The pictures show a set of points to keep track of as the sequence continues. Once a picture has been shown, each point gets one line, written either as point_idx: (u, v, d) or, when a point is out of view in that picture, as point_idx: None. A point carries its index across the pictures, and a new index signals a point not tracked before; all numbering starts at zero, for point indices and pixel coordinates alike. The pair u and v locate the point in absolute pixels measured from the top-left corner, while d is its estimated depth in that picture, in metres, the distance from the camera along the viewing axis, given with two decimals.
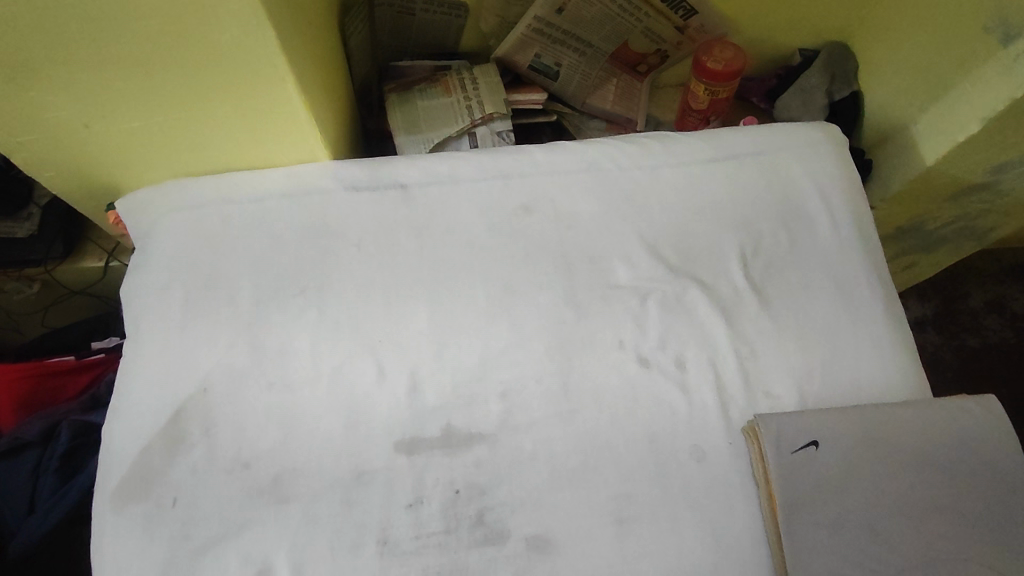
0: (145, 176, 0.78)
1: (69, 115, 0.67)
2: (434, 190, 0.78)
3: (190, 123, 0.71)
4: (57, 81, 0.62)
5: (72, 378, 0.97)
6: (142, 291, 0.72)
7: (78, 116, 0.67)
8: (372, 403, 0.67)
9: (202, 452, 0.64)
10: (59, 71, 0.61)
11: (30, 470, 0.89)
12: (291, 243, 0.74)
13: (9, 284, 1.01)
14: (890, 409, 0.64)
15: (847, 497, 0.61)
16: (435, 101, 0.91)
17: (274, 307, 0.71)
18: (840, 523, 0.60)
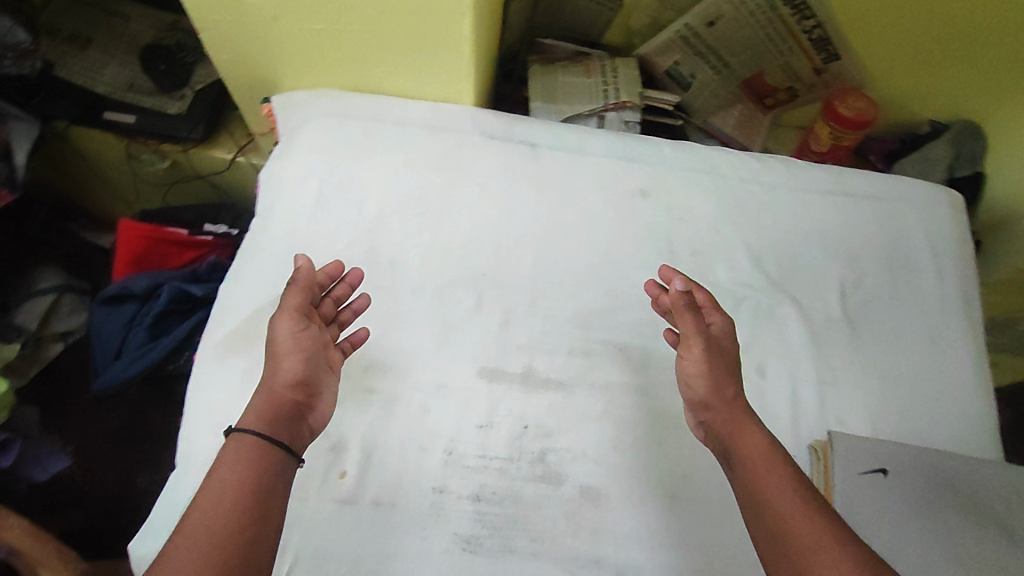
0: (305, 78, 0.85)
1: (265, 5, 0.73)
2: (562, 154, 0.82)
3: (363, 36, 0.76)
4: None
5: (179, 250, 1.04)
6: (283, 178, 0.78)
7: (273, 9, 0.74)
8: (464, 326, 0.70)
9: None
10: None
11: (125, 320, 0.97)
12: (423, 170, 0.79)
13: (146, 155, 1.10)
14: (964, 461, 0.65)
15: (906, 530, 0.61)
16: (575, 79, 0.94)
17: (395, 221, 0.76)
18: (895, 553, 0.60)
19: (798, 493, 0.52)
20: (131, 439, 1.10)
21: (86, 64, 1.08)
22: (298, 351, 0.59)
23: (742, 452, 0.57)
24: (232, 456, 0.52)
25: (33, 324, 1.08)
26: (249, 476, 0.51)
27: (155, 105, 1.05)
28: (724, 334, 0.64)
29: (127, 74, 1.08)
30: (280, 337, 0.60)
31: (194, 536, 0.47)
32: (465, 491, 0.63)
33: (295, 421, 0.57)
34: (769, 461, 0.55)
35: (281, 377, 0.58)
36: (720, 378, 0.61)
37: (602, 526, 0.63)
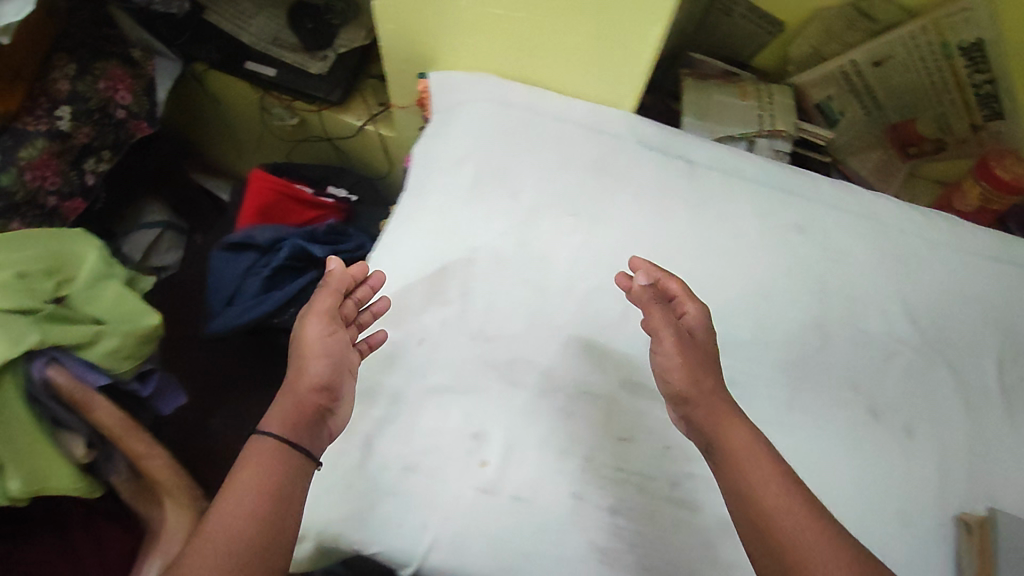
0: (467, 60, 0.85)
1: None
2: (717, 176, 0.79)
3: (542, 26, 0.76)
4: None
5: (300, 208, 1.06)
6: (440, 158, 0.78)
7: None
8: (611, 336, 0.70)
9: (454, 311, 0.70)
10: None
11: (244, 267, 1.01)
12: (578, 170, 0.78)
13: (277, 110, 1.12)
14: None
15: None
16: (729, 99, 0.90)
17: (547, 217, 0.75)
18: None
19: (790, 493, 0.51)
20: (225, 385, 1.24)
21: (235, 12, 1.08)
22: (325, 355, 0.59)
23: (726, 450, 0.54)
24: (255, 460, 0.52)
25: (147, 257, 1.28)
26: (272, 476, 0.51)
27: (296, 62, 1.05)
28: (696, 327, 0.62)
29: (273, 27, 1.07)
30: (312, 341, 0.59)
31: (216, 539, 0.47)
32: (603, 501, 0.62)
33: (316, 424, 0.57)
34: (751, 453, 0.53)
35: (306, 382, 0.57)
36: (698, 376, 0.58)
37: (736, 562, 0.61)
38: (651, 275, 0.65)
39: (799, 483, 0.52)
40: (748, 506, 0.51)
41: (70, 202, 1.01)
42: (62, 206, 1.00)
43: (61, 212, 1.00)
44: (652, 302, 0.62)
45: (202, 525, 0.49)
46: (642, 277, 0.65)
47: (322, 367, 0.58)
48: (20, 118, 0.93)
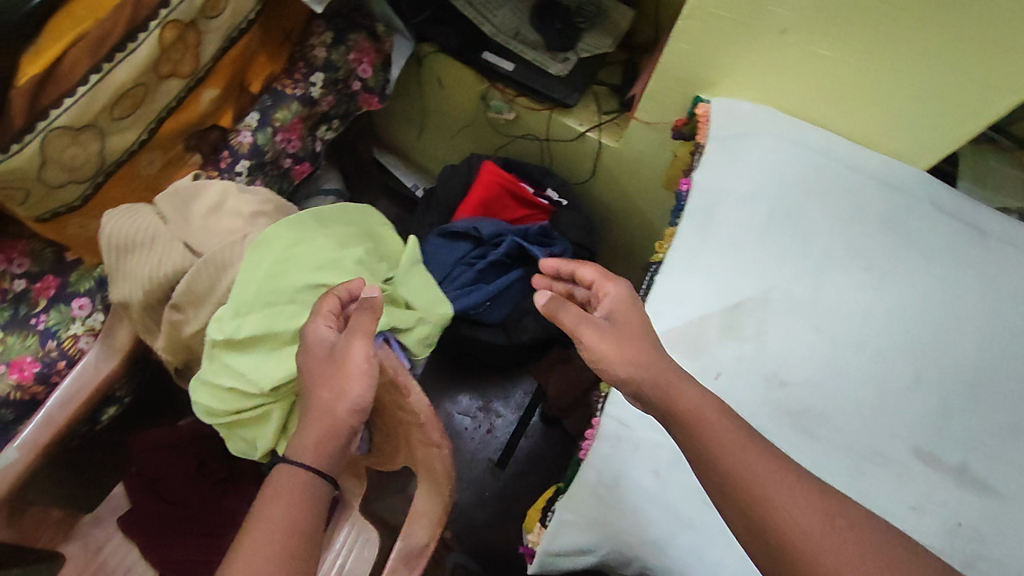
0: (753, 91, 0.83)
1: (785, 17, 0.73)
2: (1011, 249, 0.76)
3: (863, 74, 0.75)
4: None
5: (515, 206, 1.06)
6: (729, 192, 0.78)
7: (788, 21, 0.73)
8: (903, 402, 0.69)
9: (750, 349, 0.70)
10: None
11: (459, 257, 1.01)
12: (869, 223, 0.76)
13: (496, 103, 1.12)
14: None
15: None
16: (1008, 169, 0.89)
17: (838, 268, 0.74)
18: None
19: (761, 473, 0.48)
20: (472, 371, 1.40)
21: None
22: (332, 378, 0.56)
23: (684, 418, 0.52)
24: (284, 489, 0.51)
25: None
26: (292, 513, 0.49)
27: (536, 61, 1.05)
28: (618, 304, 0.62)
29: (515, 21, 1.07)
30: (312, 338, 0.59)
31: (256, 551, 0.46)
32: None
33: (335, 434, 0.55)
34: (703, 417, 0.52)
35: (345, 406, 0.55)
36: (627, 345, 0.58)
37: None
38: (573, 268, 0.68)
39: (782, 463, 0.49)
40: (772, 532, 0.46)
41: (299, 166, 1.01)
42: (292, 169, 1.00)
43: (291, 174, 1.00)
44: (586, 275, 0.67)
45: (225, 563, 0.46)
46: (584, 272, 0.66)
47: (329, 373, 0.56)
48: (279, 80, 0.95)
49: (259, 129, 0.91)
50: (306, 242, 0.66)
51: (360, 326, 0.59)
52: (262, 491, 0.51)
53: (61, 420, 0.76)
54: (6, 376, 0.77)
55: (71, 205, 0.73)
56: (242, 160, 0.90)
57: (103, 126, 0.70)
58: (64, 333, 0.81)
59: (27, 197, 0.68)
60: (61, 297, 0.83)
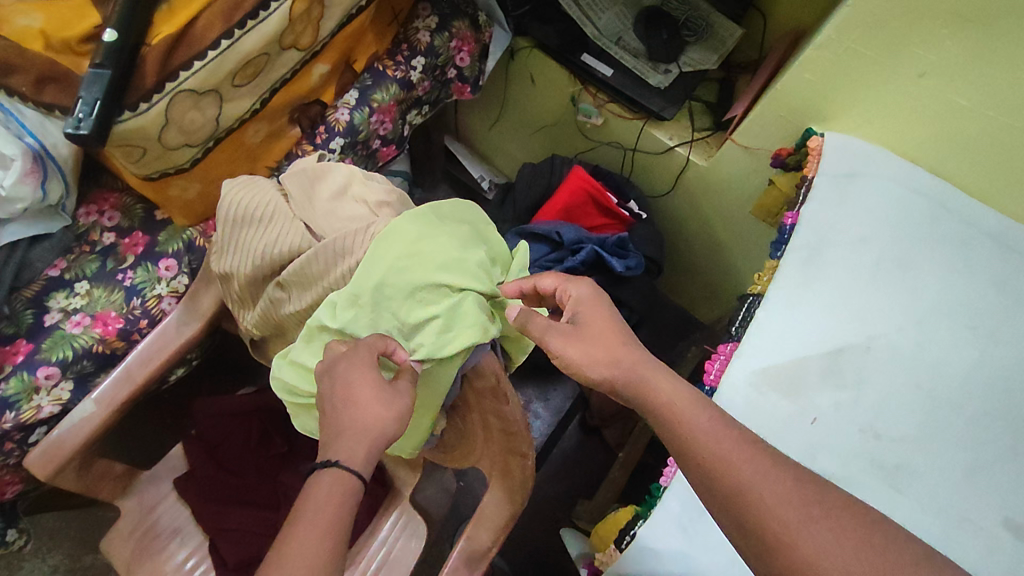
0: (870, 130, 0.83)
1: (924, 60, 0.73)
2: None
3: (996, 126, 0.73)
4: (979, 33, 0.67)
5: (597, 214, 1.05)
6: (837, 231, 0.77)
7: (927, 64, 0.73)
8: (997, 465, 0.64)
9: (849, 398, 0.68)
10: (995, 34, 0.66)
11: (535, 258, 0.99)
12: (981, 279, 0.73)
13: (587, 107, 1.10)
14: None
15: None
16: None
17: (945, 323, 0.71)
18: None
19: (717, 443, 0.49)
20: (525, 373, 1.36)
21: None
22: (377, 393, 0.52)
23: (660, 412, 0.52)
24: (323, 498, 0.48)
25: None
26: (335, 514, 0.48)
27: (636, 70, 1.04)
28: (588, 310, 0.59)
29: (618, 27, 1.07)
30: (364, 359, 0.53)
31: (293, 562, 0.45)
32: None
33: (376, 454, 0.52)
34: (679, 410, 0.51)
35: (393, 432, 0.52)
36: (590, 344, 0.56)
37: None
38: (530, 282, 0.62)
39: (752, 445, 0.49)
40: (747, 514, 0.46)
41: (385, 149, 1.00)
42: (379, 150, 0.99)
43: (376, 156, 1.00)
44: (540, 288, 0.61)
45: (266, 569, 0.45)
46: (543, 283, 0.61)
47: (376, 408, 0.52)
48: (380, 60, 0.93)
49: (356, 108, 0.90)
50: (435, 238, 0.59)
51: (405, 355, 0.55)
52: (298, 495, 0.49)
53: (142, 378, 0.70)
54: (90, 329, 0.74)
55: (179, 166, 0.73)
56: (336, 138, 0.88)
57: (223, 92, 0.70)
58: (149, 292, 0.77)
59: (143, 154, 0.68)
60: (150, 255, 0.79)
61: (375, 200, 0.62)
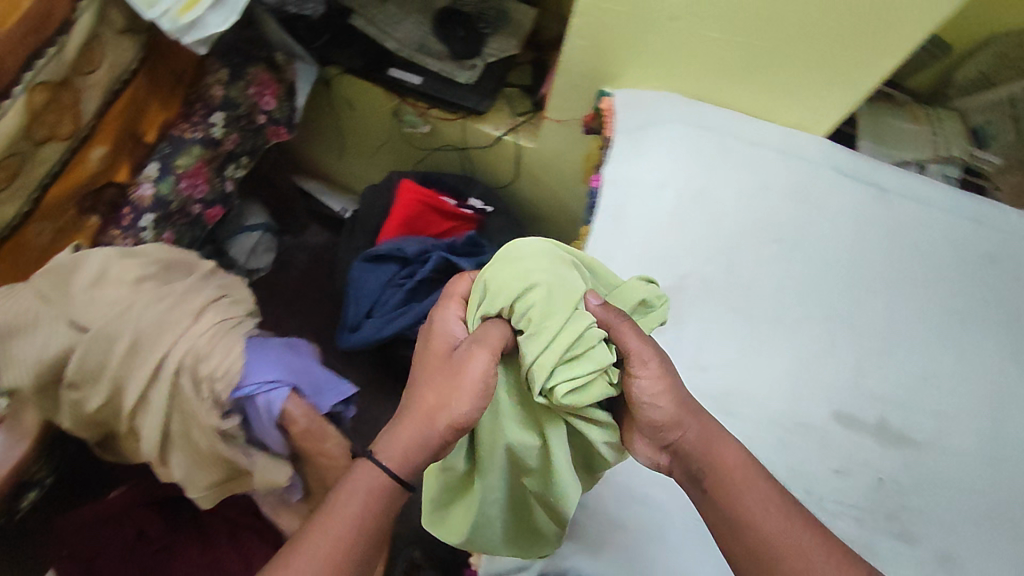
0: (654, 78, 0.85)
1: (672, 5, 0.74)
2: (909, 203, 0.80)
3: (753, 51, 0.76)
4: None
5: (440, 219, 1.05)
6: (636, 182, 0.78)
7: (676, 8, 0.74)
8: (818, 366, 0.70)
9: (670, 339, 0.70)
10: None
11: (386, 279, 0.99)
12: (777, 195, 0.78)
13: (411, 117, 1.10)
14: None
15: None
16: (903, 124, 0.91)
17: (751, 243, 0.75)
18: None
19: (765, 508, 0.50)
20: None
21: (382, 14, 1.06)
22: (445, 384, 0.53)
23: (722, 477, 0.52)
24: (358, 482, 0.52)
25: (243, 256, 1.29)
26: (367, 508, 0.51)
27: (443, 71, 1.04)
28: (653, 386, 0.52)
29: (419, 35, 1.05)
30: (438, 331, 0.58)
31: (330, 534, 0.49)
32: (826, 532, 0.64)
33: (431, 422, 0.53)
34: (734, 473, 0.52)
35: (447, 416, 0.52)
36: (663, 404, 0.53)
37: None
38: (610, 322, 0.53)
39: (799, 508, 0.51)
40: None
41: (210, 210, 0.97)
42: (204, 213, 0.96)
43: (202, 220, 0.96)
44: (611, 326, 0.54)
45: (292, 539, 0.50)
46: (624, 336, 0.52)
47: (438, 369, 0.54)
48: (175, 125, 0.90)
49: (160, 179, 0.88)
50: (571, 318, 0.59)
51: (491, 339, 0.53)
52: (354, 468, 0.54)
53: None
54: None
55: None
56: (144, 215, 0.86)
57: None
58: None
59: None
60: None
61: (134, 277, 0.64)
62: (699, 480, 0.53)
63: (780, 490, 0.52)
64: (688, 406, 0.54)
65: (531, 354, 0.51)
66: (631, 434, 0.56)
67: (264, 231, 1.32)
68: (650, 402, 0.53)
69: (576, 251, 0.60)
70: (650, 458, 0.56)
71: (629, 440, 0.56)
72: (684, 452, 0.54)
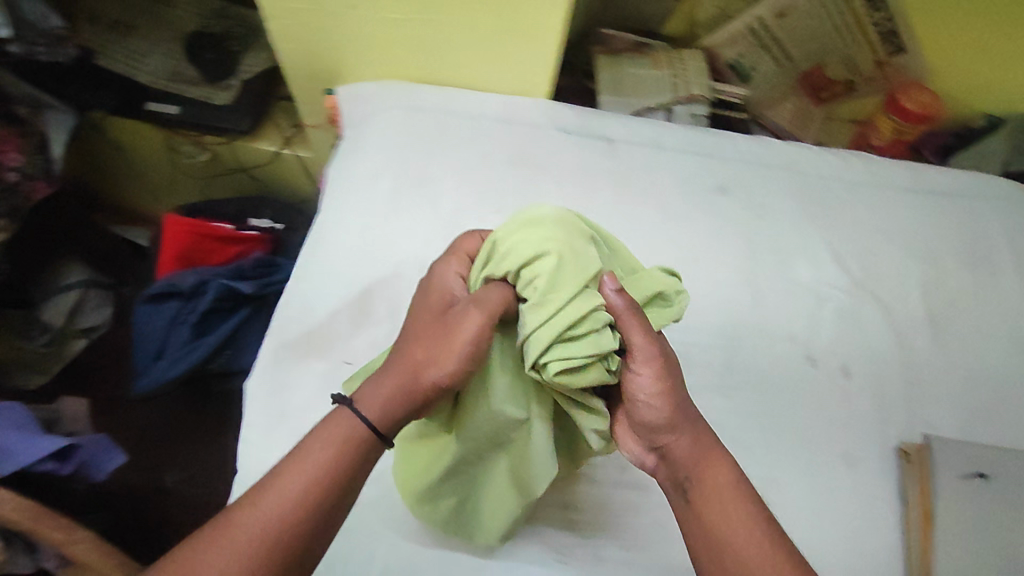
0: (371, 68, 0.81)
1: None
2: (637, 149, 0.80)
3: (443, 26, 0.73)
4: None
5: (223, 246, 1.02)
6: (350, 176, 0.75)
7: None
8: None
9: (386, 330, 0.69)
10: None
11: (170, 317, 0.96)
12: (499, 166, 0.77)
13: (186, 147, 1.07)
14: None
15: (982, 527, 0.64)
16: (644, 72, 0.91)
17: (472, 217, 0.74)
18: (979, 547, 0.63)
19: (722, 499, 0.50)
20: None
21: (122, 49, 1.00)
22: (438, 342, 0.50)
23: (696, 475, 0.51)
24: (323, 439, 0.47)
25: (56, 321, 1.05)
26: (336, 461, 0.47)
27: (199, 96, 1.00)
28: (646, 390, 0.51)
29: (169, 62, 1.01)
30: (436, 289, 0.54)
31: (287, 497, 0.45)
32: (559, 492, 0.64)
33: (410, 379, 0.49)
34: (716, 477, 0.51)
35: (437, 370, 0.49)
36: (657, 409, 0.51)
37: None
38: (614, 305, 0.50)
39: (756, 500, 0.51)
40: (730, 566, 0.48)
41: None
42: None
43: None
44: (632, 320, 0.50)
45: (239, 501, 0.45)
46: (630, 335, 0.50)
47: (433, 328, 0.51)
48: None
49: None
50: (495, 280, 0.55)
51: (494, 301, 0.50)
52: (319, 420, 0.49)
53: None
54: None
55: None
56: None
57: None
58: None
59: None
60: None
61: None
62: (680, 483, 0.52)
63: (754, 492, 0.51)
64: (688, 412, 0.53)
65: (530, 325, 0.47)
66: (617, 429, 0.56)
67: (82, 288, 1.08)
68: (651, 405, 0.52)
69: (595, 226, 0.56)
70: (635, 455, 0.55)
71: (617, 437, 0.56)
72: (675, 456, 0.52)
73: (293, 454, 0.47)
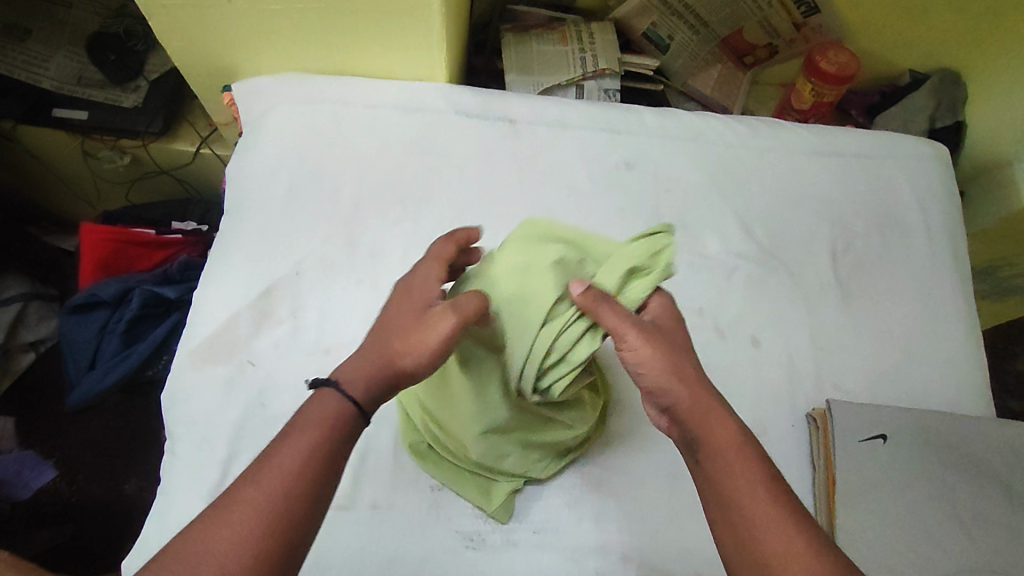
0: (264, 62, 0.79)
1: None
2: (541, 130, 0.79)
3: (326, 14, 0.71)
4: None
5: (148, 251, 1.01)
6: (249, 177, 0.74)
7: None
8: None
9: (287, 331, 0.67)
10: None
11: (98, 327, 0.95)
12: (399, 155, 0.76)
13: (103, 153, 1.04)
14: (942, 416, 0.66)
15: (885, 489, 0.63)
16: (551, 48, 0.90)
17: (372, 209, 0.73)
18: (880, 508, 0.62)
19: (728, 473, 0.45)
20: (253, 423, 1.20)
21: (23, 56, 0.98)
22: (414, 336, 0.48)
23: (703, 446, 0.47)
24: (312, 419, 0.45)
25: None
26: (323, 441, 0.44)
27: (107, 100, 0.98)
28: (644, 360, 0.48)
29: (75, 66, 1.00)
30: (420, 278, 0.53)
31: (271, 483, 0.41)
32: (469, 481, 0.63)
33: (384, 370, 0.48)
34: (719, 448, 0.46)
35: (410, 365, 0.48)
36: (661, 382, 0.48)
37: (604, 510, 0.62)
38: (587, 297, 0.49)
39: (768, 472, 0.45)
40: (737, 545, 0.43)
41: None
42: None
43: None
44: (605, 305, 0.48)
45: (224, 496, 0.41)
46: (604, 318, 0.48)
47: (413, 320, 0.49)
48: None
49: None
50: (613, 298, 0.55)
51: (469, 307, 0.48)
52: (304, 402, 0.47)
53: None
54: None
55: None
56: None
57: None
58: None
59: None
60: None
61: None
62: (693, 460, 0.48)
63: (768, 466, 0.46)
64: (690, 381, 0.48)
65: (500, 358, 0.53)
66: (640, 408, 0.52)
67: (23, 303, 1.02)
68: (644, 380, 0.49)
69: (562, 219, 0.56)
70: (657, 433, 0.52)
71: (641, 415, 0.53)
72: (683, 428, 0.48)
73: (266, 452, 0.43)
